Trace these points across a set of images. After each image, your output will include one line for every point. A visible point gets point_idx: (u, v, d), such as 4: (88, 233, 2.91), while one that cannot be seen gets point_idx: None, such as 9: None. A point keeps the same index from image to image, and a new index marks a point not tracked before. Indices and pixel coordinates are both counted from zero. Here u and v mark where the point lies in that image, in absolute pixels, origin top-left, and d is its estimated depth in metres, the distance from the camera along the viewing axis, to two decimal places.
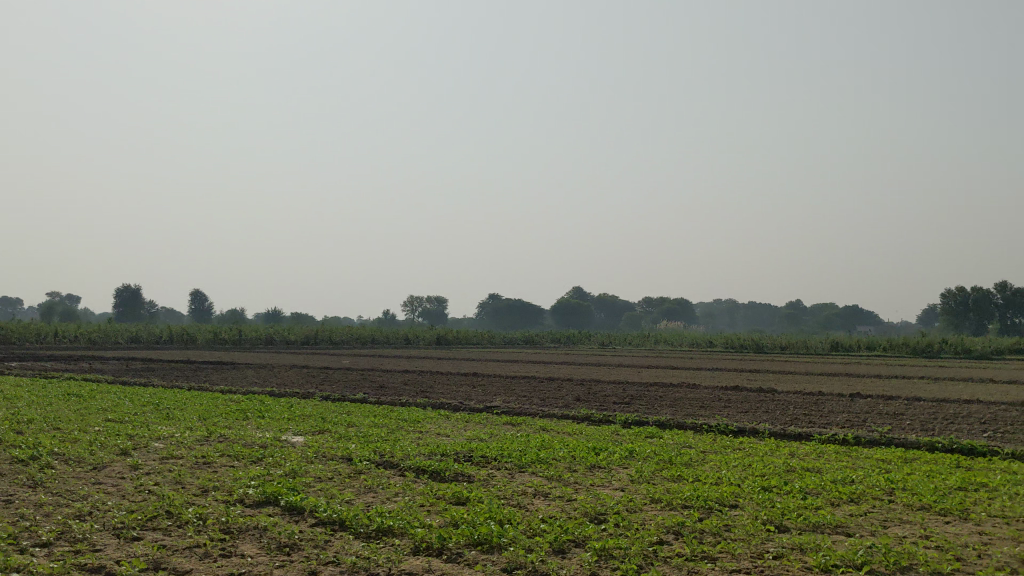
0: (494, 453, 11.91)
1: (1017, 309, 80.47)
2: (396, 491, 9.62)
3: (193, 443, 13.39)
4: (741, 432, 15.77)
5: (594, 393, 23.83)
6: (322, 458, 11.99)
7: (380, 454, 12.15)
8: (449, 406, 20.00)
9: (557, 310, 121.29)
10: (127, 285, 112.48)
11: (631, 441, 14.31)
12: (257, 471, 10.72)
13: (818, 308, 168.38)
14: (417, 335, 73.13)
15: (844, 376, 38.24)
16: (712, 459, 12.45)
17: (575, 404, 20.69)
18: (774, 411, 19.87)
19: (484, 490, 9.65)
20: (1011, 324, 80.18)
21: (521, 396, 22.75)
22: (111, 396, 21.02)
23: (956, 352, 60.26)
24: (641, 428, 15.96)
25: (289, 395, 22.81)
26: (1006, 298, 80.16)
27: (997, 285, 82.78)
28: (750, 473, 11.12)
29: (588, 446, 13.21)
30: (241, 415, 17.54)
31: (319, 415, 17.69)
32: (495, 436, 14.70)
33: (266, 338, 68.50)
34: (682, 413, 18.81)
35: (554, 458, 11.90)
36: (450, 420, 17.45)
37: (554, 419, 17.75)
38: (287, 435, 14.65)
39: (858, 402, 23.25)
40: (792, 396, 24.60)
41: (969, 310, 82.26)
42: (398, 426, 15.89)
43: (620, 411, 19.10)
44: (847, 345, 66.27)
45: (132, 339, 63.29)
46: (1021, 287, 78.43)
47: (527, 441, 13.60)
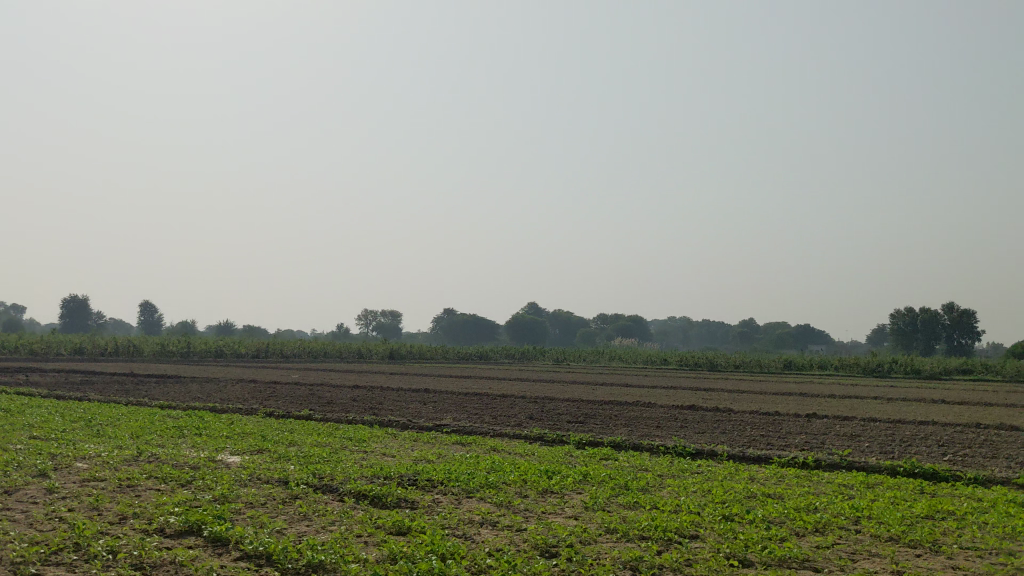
0: (440, 476, 11.25)
1: (964, 330, 81.73)
2: (332, 520, 8.93)
3: (120, 463, 12.54)
4: (699, 454, 15.29)
5: (547, 412, 23.28)
6: (256, 480, 11.23)
7: (319, 477, 11.43)
8: (397, 424, 19.28)
9: (513, 327, 120.81)
10: (75, 296, 109.89)
11: (584, 463, 13.75)
12: (184, 496, 9.95)
13: (770, 327, 169.98)
14: (369, 349, 72.11)
15: (799, 396, 38.17)
16: (669, 484, 11.94)
17: (528, 423, 20.11)
18: (731, 432, 19.44)
19: (428, 518, 9.01)
20: (958, 345, 81.37)
21: (472, 414, 22.09)
22: (40, 412, 19.96)
23: (905, 372, 60.84)
24: (596, 449, 15.42)
25: (231, 411, 21.90)
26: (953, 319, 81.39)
27: (945, 306, 84.04)
28: (709, 500, 10.60)
29: (541, 468, 12.62)
30: (177, 432, 16.67)
31: (260, 432, 16.89)
32: (444, 457, 14.04)
33: (215, 350, 67.05)
34: (637, 433, 18.29)
35: (505, 481, 11.28)
36: (398, 439, 16.74)
37: (506, 439, 17.12)
38: (223, 455, 13.85)
39: (815, 423, 22.98)
40: (748, 415, 24.25)
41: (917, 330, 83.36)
42: (342, 446, 15.16)
43: (575, 430, 18.53)
44: (800, 363, 66.62)
45: (76, 351, 61.54)
46: (968, 308, 79.68)
47: (477, 463, 12.98)
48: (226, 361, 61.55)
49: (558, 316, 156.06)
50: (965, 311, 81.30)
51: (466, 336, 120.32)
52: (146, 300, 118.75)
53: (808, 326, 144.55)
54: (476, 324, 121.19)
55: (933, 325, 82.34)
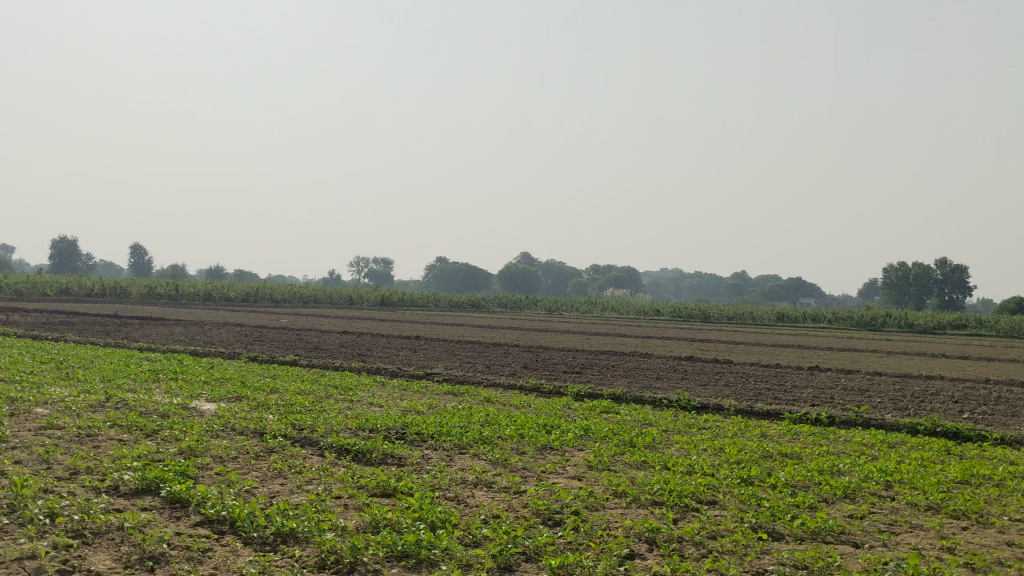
0: (431, 430, 10.33)
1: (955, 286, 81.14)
2: (310, 479, 7.98)
3: (84, 409, 11.52)
4: (705, 409, 14.41)
5: (543, 361, 22.41)
6: (229, 431, 10.27)
7: (298, 429, 10.47)
8: (385, 371, 18.41)
9: (506, 276, 119.77)
10: (64, 237, 108.44)
11: (585, 417, 12.81)
12: (146, 449, 8.96)
13: (762, 280, 169.26)
14: (360, 295, 71.07)
15: (798, 349, 37.41)
16: (677, 442, 11.02)
17: (522, 372, 19.24)
18: (735, 384, 18.59)
19: (415, 477, 8.08)
20: (949, 300, 80.59)
21: (465, 362, 21.21)
22: (12, 352, 18.98)
23: (900, 326, 60.23)
24: (596, 402, 14.57)
25: (213, 355, 21.00)
26: (945, 274, 80.49)
27: (938, 261, 83.10)
28: (725, 460, 9.71)
29: (539, 422, 11.69)
30: (151, 377, 15.67)
31: (240, 378, 15.91)
32: (434, 408, 13.09)
33: (204, 294, 65.89)
34: (637, 385, 17.42)
35: (501, 436, 10.35)
36: (386, 387, 15.85)
37: (500, 389, 16.23)
38: (198, 402, 12.88)
39: (819, 376, 22.17)
40: (749, 368, 23.44)
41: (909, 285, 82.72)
42: (326, 394, 14.23)
43: (572, 381, 17.66)
44: (794, 316, 65.96)
45: (62, 292, 60.23)
46: (961, 264, 78.74)
47: (470, 415, 12.06)
48: (214, 304, 60.41)
49: (550, 266, 154.97)
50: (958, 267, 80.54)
51: (458, 284, 119.21)
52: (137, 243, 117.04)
53: (800, 279, 143.85)
54: (468, 273, 120.09)
55: (924, 280, 81.49)
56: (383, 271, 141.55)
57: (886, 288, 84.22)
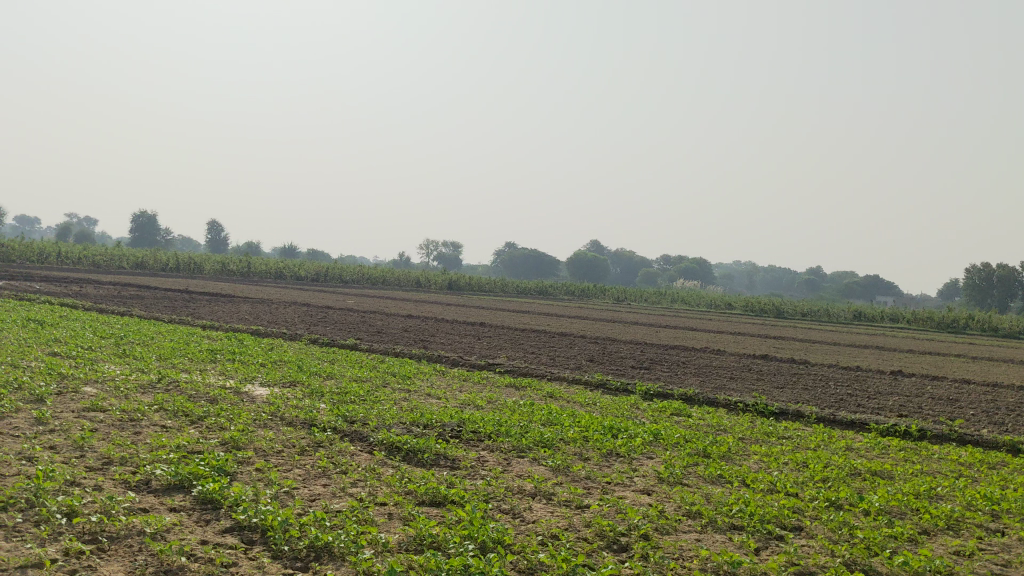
0: (488, 429, 9.67)
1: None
2: (355, 481, 7.37)
3: (132, 390, 11.13)
4: (783, 415, 13.52)
5: (610, 354, 21.64)
6: (277, 421, 9.74)
7: (349, 422, 9.88)
8: (447, 359, 17.84)
9: (575, 264, 118.77)
10: (144, 212, 110.60)
11: (654, 420, 12.01)
12: (187, 438, 8.44)
13: (838, 276, 164.92)
14: (428, 278, 70.91)
15: (878, 350, 35.83)
16: (754, 453, 10.16)
17: (588, 366, 18.50)
18: (813, 389, 17.55)
19: (469, 484, 7.43)
20: None
21: (529, 353, 20.52)
22: (76, 326, 18.87)
23: (983, 329, 57.78)
24: (665, 402, 13.75)
25: (274, 336, 20.69)
26: None
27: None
28: (809, 477, 8.83)
29: (604, 423, 10.94)
30: (208, 357, 15.32)
31: (297, 362, 15.47)
32: (495, 403, 12.44)
33: (276, 272, 66.43)
34: (709, 385, 16.54)
35: (563, 439, 9.63)
36: (446, 377, 15.28)
37: (564, 384, 15.52)
38: (251, 387, 12.43)
39: (903, 382, 20.98)
40: (828, 370, 22.29)
41: (994, 287, 79.43)
42: (384, 383, 13.70)
43: (640, 378, 16.85)
44: (871, 314, 63.82)
45: (137, 265, 61.20)
46: None
47: (532, 413, 11.35)
48: (284, 283, 60.80)
49: (620, 255, 153.20)
50: None
51: (526, 271, 118.62)
52: (213, 220, 119.24)
53: (877, 277, 139.72)
54: (537, 260, 119.32)
55: (1009, 282, 78.14)
56: (453, 256, 141.67)
57: (969, 289, 81.01)
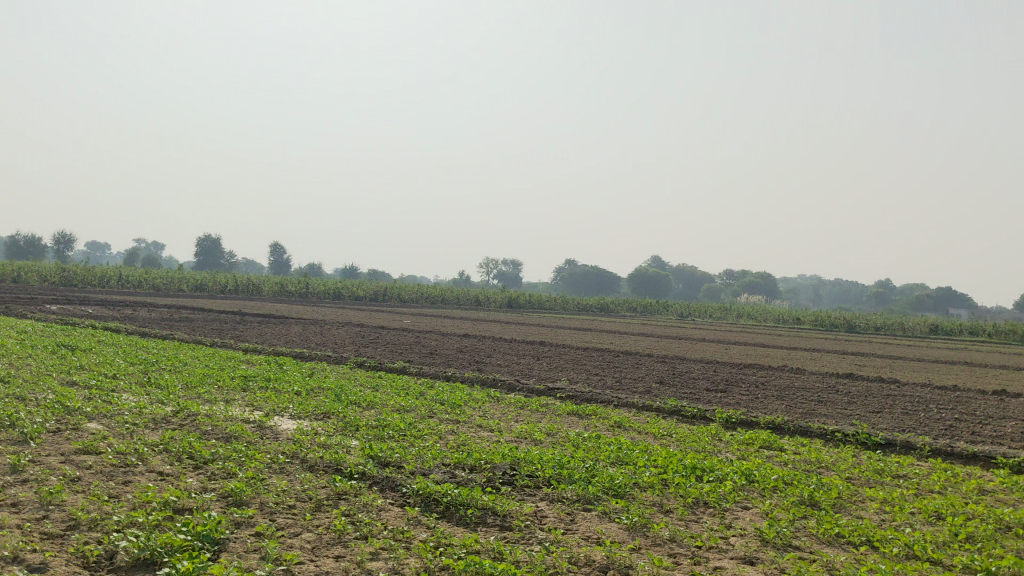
0: (548, 477, 8.03)
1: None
2: (377, 550, 5.78)
3: (140, 428, 9.75)
4: (889, 448, 11.65)
5: (681, 375, 19.86)
6: (297, 467, 8.20)
7: (381, 466, 8.32)
8: (502, 384, 16.23)
9: (636, 280, 116.47)
10: (210, 235, 111.62)
11: (741, 457, 10.26)
12: (181, 491, 6.95)
13: (908, 289, 159.55)
14: (487, 296, 69.52)
15: (967, 366, 33.28)
16: (870, 500, 8.37)
17: (658, 390, 16.73)
18: (914, 413, 15.56)
19: (524, 554, 5.79)
20: None
21: (592, 375, 18.80)
22: (108, 352, 17.68)
23: None
24: (752, 433, 11.98)
25: (319, 359, 19.31)
26: None
27: None
28: (950, 536, 7.03)
29: (684, 462, 9.23)
30: (240, 384, 13.91)
31: (335, 389, 13.97)
32: (555, 436, 10.85)
33: (333, 293, 65.67)
34: (796, 411, 14.67)
35: (638, 486, 7.94)
36: (500, 405, 13.66)
37: (633, 412, 13.81)
38: (277, 419, 10.96)
39: (1010, 403, 18.81)
40: (923, 391, 20.18)
41: None
42: (429, 413, 12.15)
43: (717, 404, 15.03)
44: (948, 328, 60.66)
45: (197, 288, 60.82)
46: None
47: (598, 450, 9.71)
48: (341, 303, 60.01)
49: (681, 269, 150.20)
50: None
51: (587, 287, 116.75)
52: (275, 242, 120.10)
53: (950, 289, 134.58)
54: (597, 276, 117.43)
55: None
56: (512, 274, 140.13)
57: None
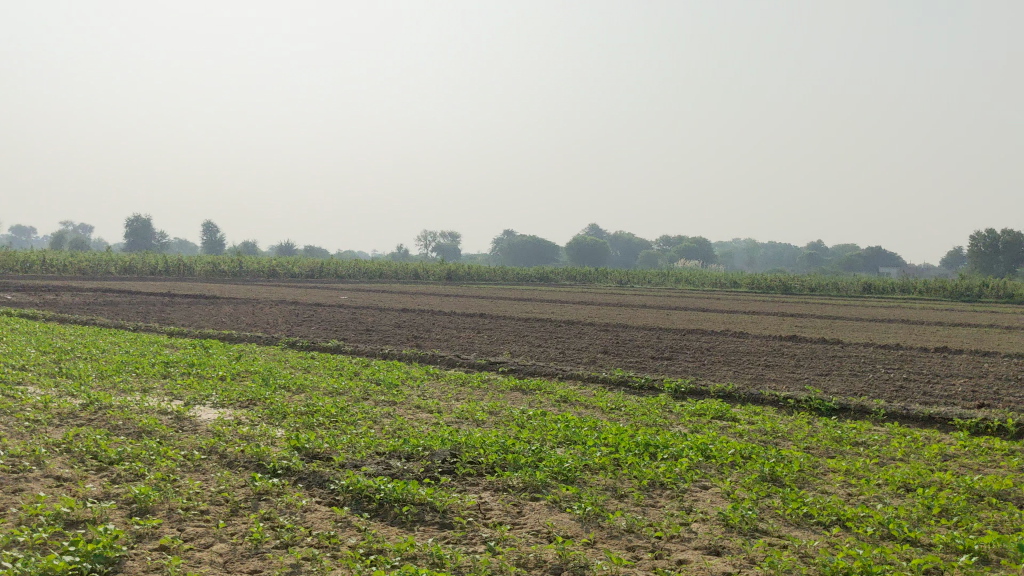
0: (490, 465, 7.39)
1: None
2: (301, 562, 5.07)
3: (41, 426, 8.82)
4: (844, 413, 11.25)
5: (625, 344, 19.38)
6: (215, 465, 7.42)
7: (309, 458, 7.58)
8: (441, 360, 15.51)
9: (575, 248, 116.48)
10: (138, 214, 108.36)
11: (695, 430, 9.73)
12: (76, 499, 6.12)
13: (841, 248, 162.34)
14: (426, 269, 68.60)
15: (904, 324, 33.54)
16: (833, 472, 7.90)
17: (604, 360, 16.17)
18: (863, 374, 15.26)
19: (467, 557, 5.15)
20: None
21: (535, 347, 18.19)
22: (20, 341, 16.51)
23: (997, 296, 55.38)
24: (703, 403, 11.48)
25: (249, 340, 18.38)
26: None
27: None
28: (924, 510, 6.58)
29: (636, 438, 8.66)
30: (160, 371, 12.94)
31: (263, 372, 13.10)
32: (498, 416, 10.21)
33: (269, 270, 64.10)
34: (746, 377, 14.23)
35: (590, 470, 7.35)
36: (438, 383, 12.97)
37: (578, 384, 13.24)
38: (197, 410, 10.09)
39: (954, 361, 18.69)
40: (867, 351, 20.00)
41: (999, 254, 79.55)
42: (362, 395, 11.39)
43: (664, 373, 14.52)
44: (882, 286, 61.56)
45: (125, 270, 58.75)
46: None
47: (544, 430, 9.08)
48: (277, 281, 58.53)
49: (619, 237, 150.73)
50: None
51: (525, 257, 116.40)
52: (207, 222, 117.24)
53: (881, 247, 137.19)
54: (536, 245, 117.17)
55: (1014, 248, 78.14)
56: (451, 246, 139.02)
57: (973, 256, 81.15)
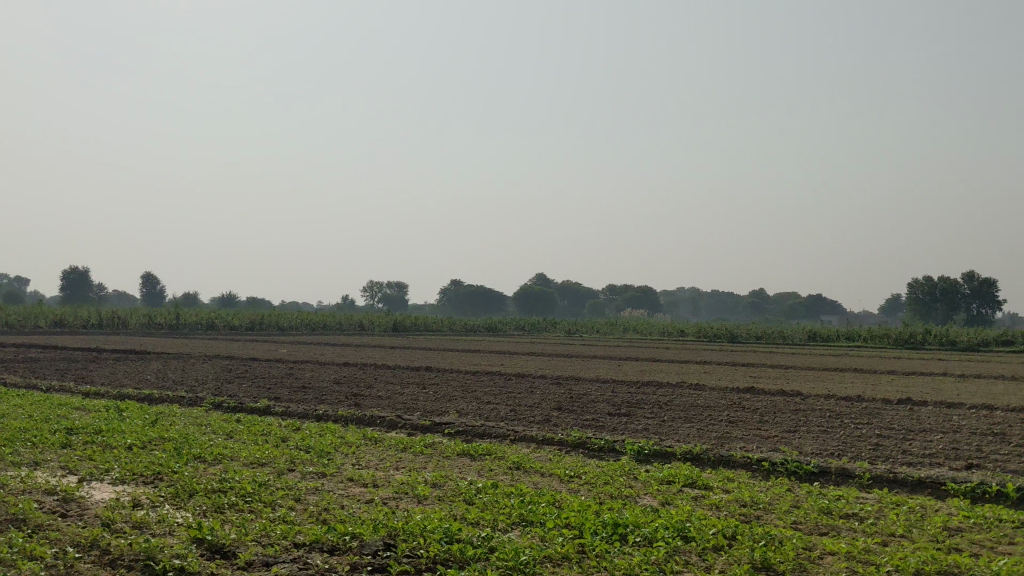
0: (433, 561, 6.15)
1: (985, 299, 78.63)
2: None
3: None
4: (825, 479, 10.19)
5: (579, 399, 18.19)
6: (93, 569, 6.04)
7: (213, 557, 6.27)
8: (381, 423, 14.15)
9: (522, 298, 115.54)
10: (76, 267, 105.42)
11: (665, 503, 8.58)
12: None
13: (783, 295, 164.02)
14: (371, 321, 67.00)
15: (858, 374, 32.90)
16: (832, 558, 6.79)
17: (557, 418, 14.98)
18: (832, 431, 14.28)
19: None
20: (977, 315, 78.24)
21: (482, 404, 16.94)
22: None
23: (940, 343, 55.52)
24: (670, 468, 10.32)
25: (172, 401, 16.83)
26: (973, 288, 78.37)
27: (965, 275, 81.24)
28: None
29: (604, 516, 7.47)
30: (59, 439, 11.38)
31: (177, 440, 11.61)
32: (440, 489, 8.96)
33: (207, 323, 61.93)
34: (710, 437, 13.13)
35: (551, 566, 6.13)
36: (376, 450, 11.63)
37: (531, 448, 12.03)
38: (91, 488, 8.63)
39: (921, 413, 17.86)
40: (830, 404, 19.10)
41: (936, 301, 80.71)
42: (286, 467, 10.00)
43: (622, 432, 13.35)
44: (827, 334, 61.43)
45: (56, 324, 56.28)
46: (991, 279, 76.43)
47: (494, 509, 7.85)
48: (216, 334, 56.44)
49: (566, 286, 150.58)
50: (986, 280, 78.34)
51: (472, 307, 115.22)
52: (149, 273, 114.55)
53: (821, 295, 138.70)
54: (482, 296, 116.21)
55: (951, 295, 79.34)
56: (397, 298, 137.44)
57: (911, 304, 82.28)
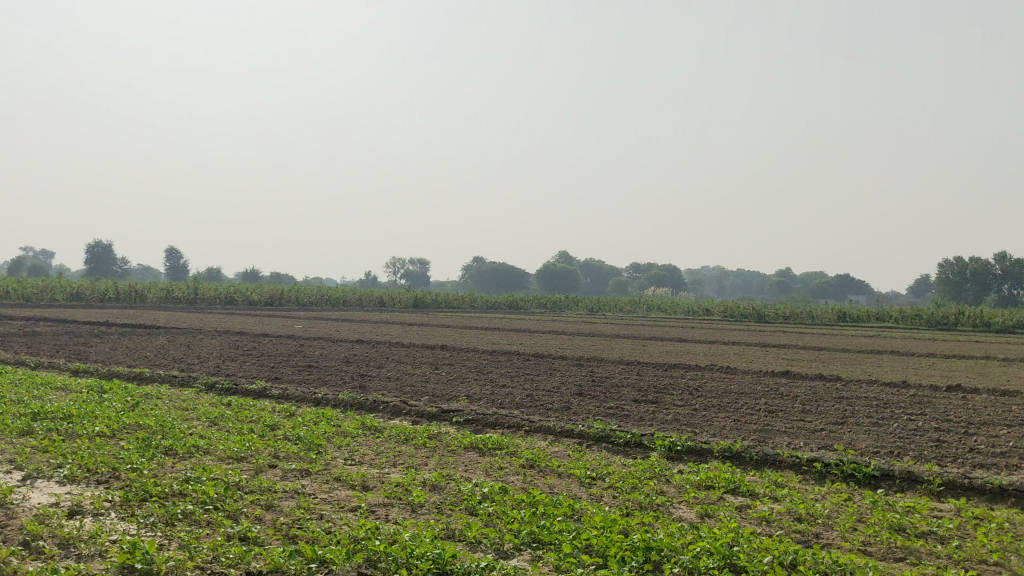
0: None
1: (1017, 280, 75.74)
2: None
3: None
4: (888, 485, 8.79)
5: (601, 384, 16.83)
6: None
7: None
8: (385, 410, 12.83)
9: (544, 276, 113.91)
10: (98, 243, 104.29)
11: (705, 517, 7.21)
12: None
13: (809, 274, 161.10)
14: (392, 297, 65.81)
15: (898, 357, 31.17)
16: None
17: (579, 405, 13.64)
18: (884, 423, 12.83)
19: None
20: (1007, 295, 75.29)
21: (498, 387, 15.61)
22: None
23: (974, 324, 53.35)
24: (710, 470, 8.93)
25: (164, 382, 15.59)
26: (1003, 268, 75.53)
27: (998, 254, 78.45)
28: None
29: (634, 536, 6.10)
30: (20, 426, 10.13)
31: (153, 428, 10.35)
32: (438, 495, 7.61)
33: (226, 297, 60.96)
34: (749, 430, 11.72)
35: None
36: (373, 442, 10.28)
37: (549, 441, 10.67)
38: (32, 489, 7.35)
39: (976, 402, 16.34)
40: (874, 391, 17.62)
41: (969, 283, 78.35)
42: (265, 463, 8.66)
43: (650, 423, 11.98)
44: (857, 314, 59.46)
45: (73, 296, 55.42)
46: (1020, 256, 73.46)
47: (498, 524, 6.47)
48: (234, 309, 55.49)
49: (590, 264, 148.84)
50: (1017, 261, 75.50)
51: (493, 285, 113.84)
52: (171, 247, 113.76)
53: (849, 275, 135.99)
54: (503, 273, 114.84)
55: (982, 275, 76.90)
56: (420, 275, 136.24)
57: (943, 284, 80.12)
